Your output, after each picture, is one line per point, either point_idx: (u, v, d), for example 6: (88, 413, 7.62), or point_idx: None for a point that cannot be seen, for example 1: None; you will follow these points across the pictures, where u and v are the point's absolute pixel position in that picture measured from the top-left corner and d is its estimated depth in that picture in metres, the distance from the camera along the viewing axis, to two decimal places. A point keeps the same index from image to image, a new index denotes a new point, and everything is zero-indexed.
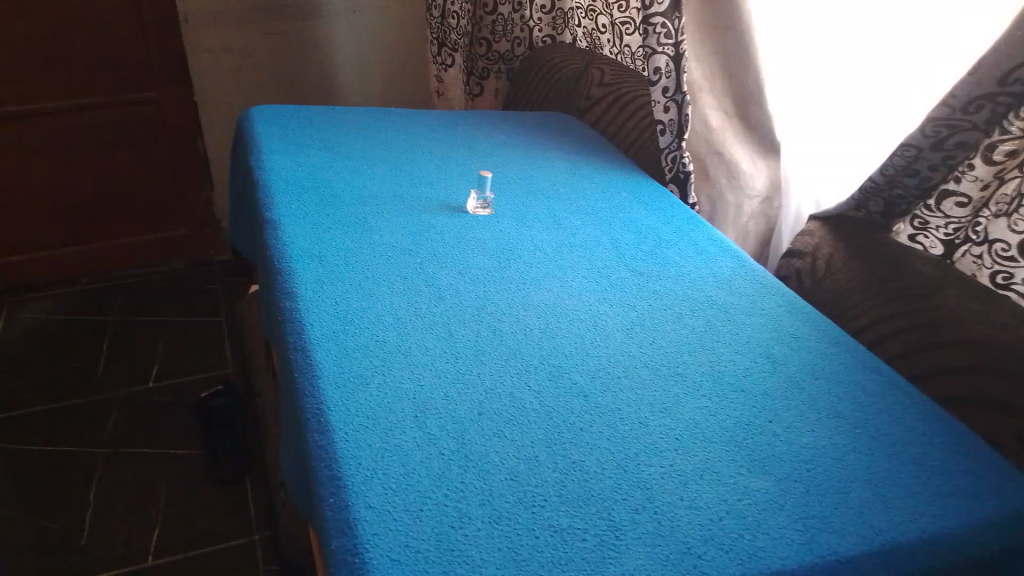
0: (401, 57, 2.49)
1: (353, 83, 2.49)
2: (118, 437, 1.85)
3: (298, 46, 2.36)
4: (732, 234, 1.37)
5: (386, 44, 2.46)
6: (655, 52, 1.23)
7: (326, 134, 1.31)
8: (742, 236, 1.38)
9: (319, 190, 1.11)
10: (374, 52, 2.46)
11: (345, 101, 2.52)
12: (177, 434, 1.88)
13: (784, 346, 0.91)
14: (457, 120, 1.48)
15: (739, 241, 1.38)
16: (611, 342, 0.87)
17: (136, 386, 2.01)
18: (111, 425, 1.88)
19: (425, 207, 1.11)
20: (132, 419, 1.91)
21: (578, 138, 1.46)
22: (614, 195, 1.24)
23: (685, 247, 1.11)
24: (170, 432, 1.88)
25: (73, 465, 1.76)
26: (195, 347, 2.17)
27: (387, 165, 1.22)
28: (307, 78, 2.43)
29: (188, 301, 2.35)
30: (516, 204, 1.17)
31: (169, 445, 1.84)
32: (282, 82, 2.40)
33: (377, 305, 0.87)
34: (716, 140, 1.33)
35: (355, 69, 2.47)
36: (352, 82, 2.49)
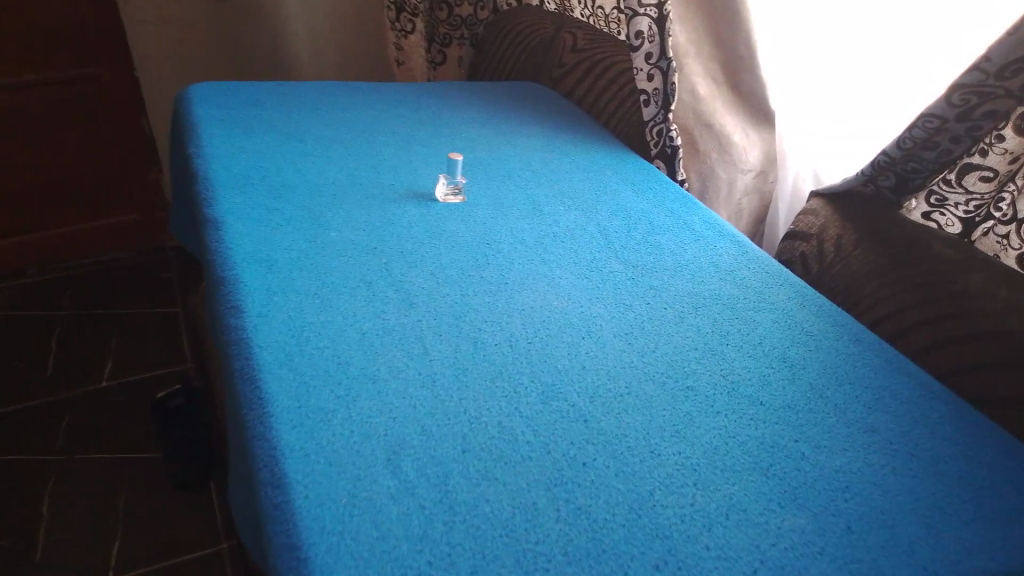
0: (358, 24, 2.34)
1: (307, 53, 2.33)
2: (71, 441, 1.69)
3: (245, 15, 2.19)
4: (724, 214, 1.25)
5: (340, 10, 2.29)
6: (637, 15, 1.10)
7: (275, 114, 1.17)
8: (736, 214, 1.27)
9: (267, 181, 0.97)
10: (327, 19, 2.30)
11: (298, 73, 2.36)
12: (135, 436, 1.73)
13: (801, 348, 0.81)
14: (420, 95, 1.35)
15: (731, 220, 1.27)
16: (610, 351, 0.76)
17: (87, 387, 1.84)
18: (62, 430, 1.72)
19: (388, 197, 0.99)
20: (86, 421, 1.75)
21: (554, 111, 1.34)
22: (599, 175, 1.13)
23: (679, 232, 1.00)
24: (126, 435, 1.73)
25: (21, 474, 1.60)
26: (150, 341, 2.02)
27: (343, 149, 1.09)
28: (257, 48, 2.26)
29: (141, 291, 2.19)
30: (490, 190, 1.05)
31: (127, 449, 1.69)
32: (230, 53, 2.23)
33: (338, 320, 0.75)
34: (704, 113, 1.21)
35: (308, 38, 2.30)
36: (306, 53, 2.33)
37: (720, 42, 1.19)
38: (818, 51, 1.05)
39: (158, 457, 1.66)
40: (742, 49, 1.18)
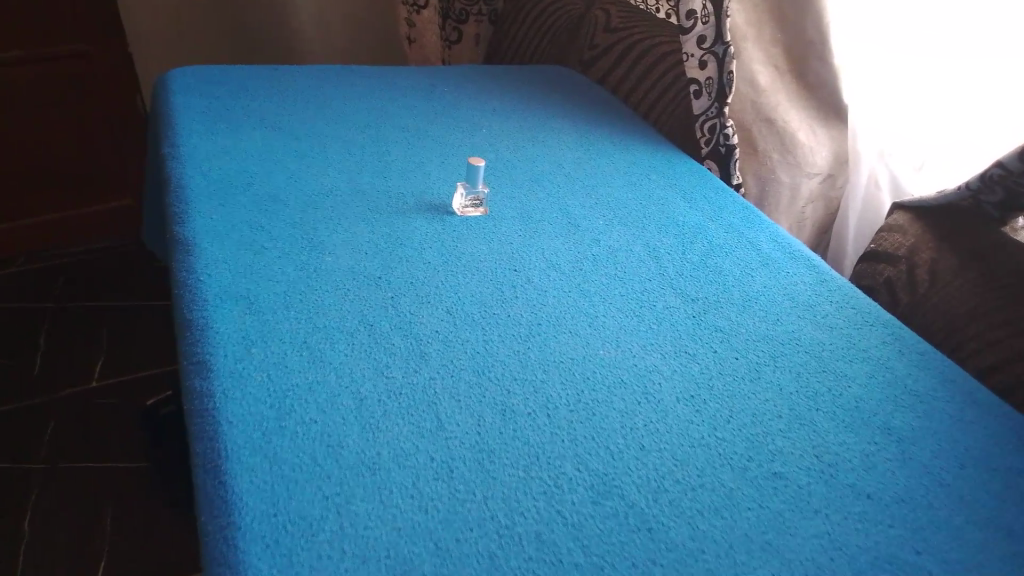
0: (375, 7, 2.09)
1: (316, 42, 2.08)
2: (57, 445, 1.48)
3: None
4: (785, 224, 1.08)
5: None
6: None
7: (267, 105, 1.01)
8: (796, 224, 1.10)
9: (251, 189, 0.81)
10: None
11: (303, 56, 2.08)
12: (128, 440, 1.51)
13: (907, 415, 0.65)
14: (434, 82, 1.18)
15: (792, 232, 1.09)
16: (674, 421, 0.60)
17: (76, 388, 1.63)
18: (48, 433, 1.51)
19: (396, 210, 0.83)
20: (76, 421, 1.54)
21: (588, 102, 1.17)
22: (643, 180, 0.96)
23: (743, 254, 0.83)
24: (120, 438, 1.51)
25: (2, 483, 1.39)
26: (147, 337, 1.81)
27: (342, 149, 0.92)
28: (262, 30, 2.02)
29: (136, 283, 1.99)
30: (517, 202, 0.88)
31: (120, 458, 1.47)
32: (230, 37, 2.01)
33: (329, 381, 0.59)
34: (766, 109, 1.04)
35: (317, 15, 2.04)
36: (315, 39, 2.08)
37: (783, 21, 1.02)
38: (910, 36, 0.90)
39: (137, 458, 1.46)
40: (810, 28, 1.01)
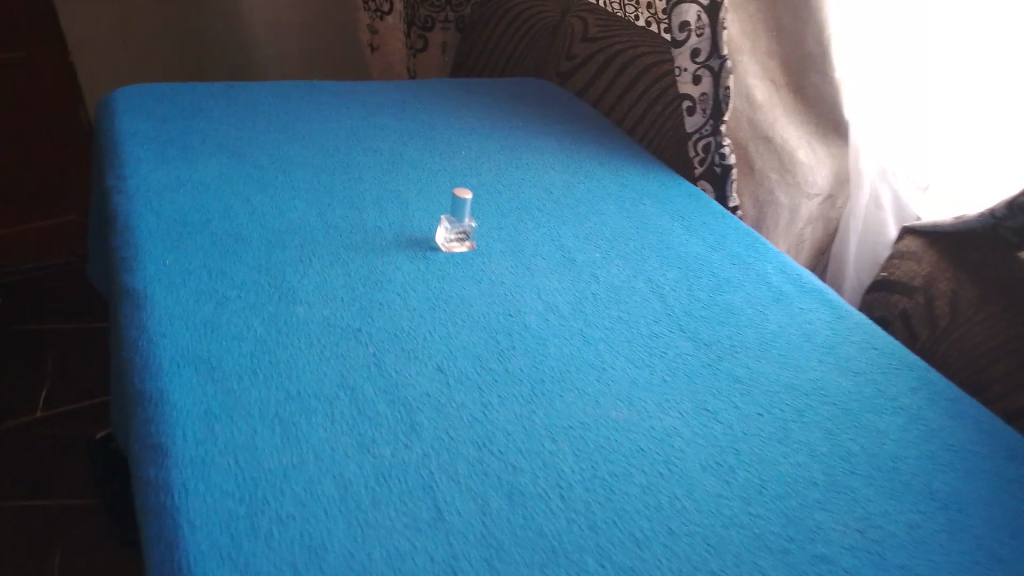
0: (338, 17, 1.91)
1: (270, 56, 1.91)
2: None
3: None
4: (784, 247, 1.02)
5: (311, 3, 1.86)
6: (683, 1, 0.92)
7: (225, 128, 0.92)
8: (794, 247, 1.04)
9: (210, 228, 0.72)
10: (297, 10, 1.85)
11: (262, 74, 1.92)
12: (80, 478, 1.33)
13: (948, 475, 0.59)
14: (406, 98, 1.10)
15: (790, 254, 1.03)
16: (702, 497, 0.53)
17: (20, 417, 1.44)
18: None
19: (373, 247, 0.75)
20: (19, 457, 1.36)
21: (570, 119, 1.11)
22: (636, 206, 0.89)
23: (752, 290, 0.77)
24: (70, 476, 1.34)
25: None
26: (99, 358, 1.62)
27: (309, 178, 0.84)
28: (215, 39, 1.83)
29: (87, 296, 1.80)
30: (504, 233, 0.81)
31: (70, 498, 1.30)
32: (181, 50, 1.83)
33: (308, 464, 0.51)
34: (762, 126, 0.98)
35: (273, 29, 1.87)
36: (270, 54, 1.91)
37: (780, 33, 0.97)
38: (917, 55, 0.86)
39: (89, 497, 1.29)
40: (808, 42, 0.96)
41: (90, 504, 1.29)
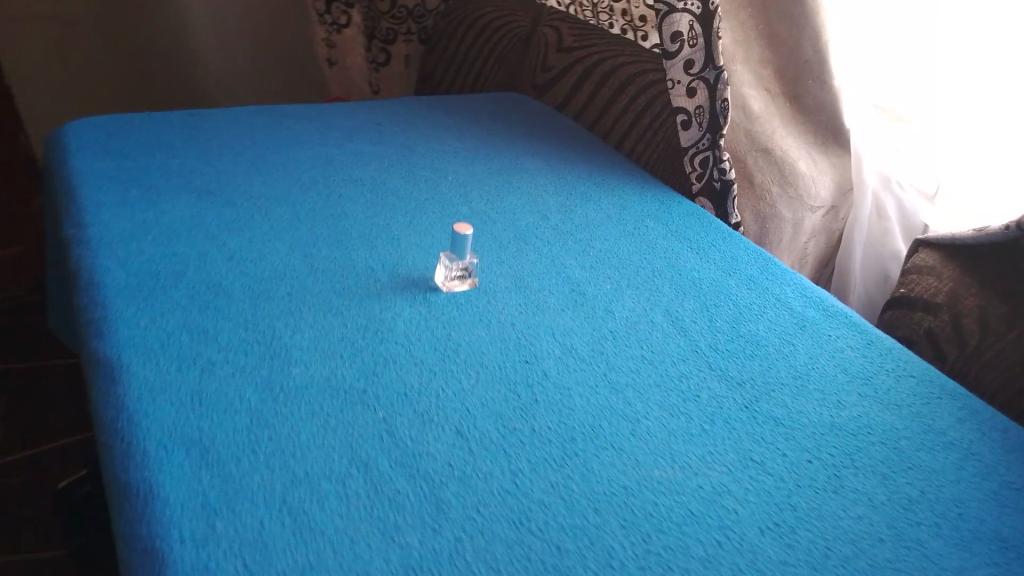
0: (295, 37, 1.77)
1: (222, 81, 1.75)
2: None
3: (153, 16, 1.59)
4: (789, 262, 0.98)
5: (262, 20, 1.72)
6: (675, 12, 0.86)
7: (192, 163, 0.84)
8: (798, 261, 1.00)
9: (186, 282, 0.65)
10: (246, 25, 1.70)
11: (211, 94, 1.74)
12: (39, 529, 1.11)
13: (1016, 516, 0.55)
14: (381, 120, 1.03)
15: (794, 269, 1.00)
16: (770, 567, 0.48)
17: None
18: None
19: (368, 291, 0.68)
20: None
21: (555, 137, 1.05)
22: (639, 229, 0.84)
23: (775, 317, 0.72)
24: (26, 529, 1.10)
25: None
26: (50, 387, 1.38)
27: (289, 216, 0.77)
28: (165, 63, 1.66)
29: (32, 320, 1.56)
30: (507, 267, 0.75)
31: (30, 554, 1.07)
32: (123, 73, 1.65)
33: (328, 559, 0.44)
34: (761, 138, 0.93)
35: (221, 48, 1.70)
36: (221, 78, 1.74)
37: (773, 40, 0.92)
38: (926, 63, 0.82)
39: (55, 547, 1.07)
40: (805, 49, 0.90)
41: (57, 556, 1.07)
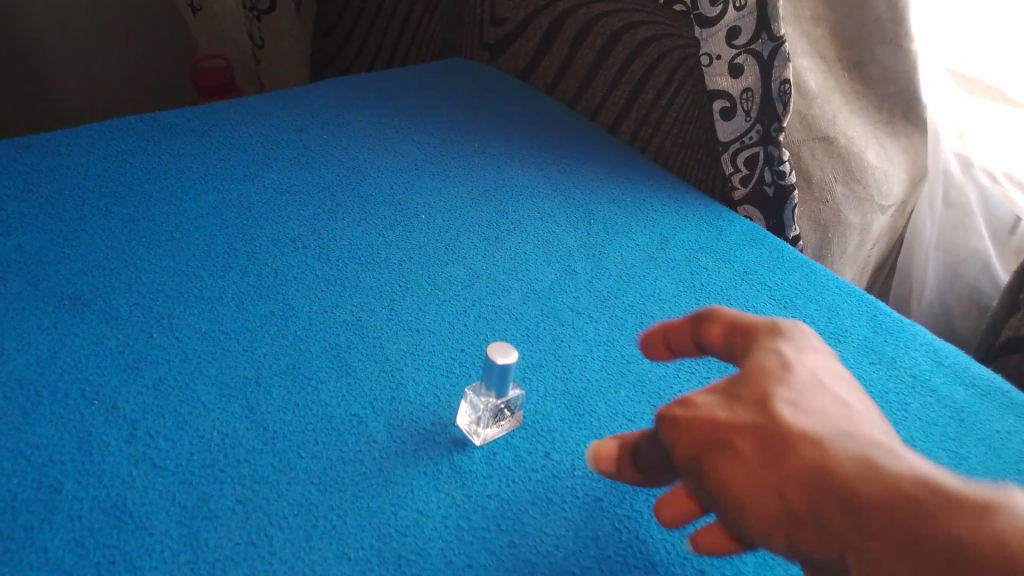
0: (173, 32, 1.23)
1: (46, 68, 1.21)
2: None
3: None
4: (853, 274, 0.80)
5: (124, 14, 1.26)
6: None
7: (43, 242, 0.56)
8: (860, 270, 0.83)
9: (68, 516, 0.39)
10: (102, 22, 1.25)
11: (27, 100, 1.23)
12: None
13: None
14: (300, 122, 0.74)
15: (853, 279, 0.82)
16: None
17: None
18: None
19: (365, 467, 0.44)
20: None
21: (538, 127, 0.80)
22: (698, 275, 0.62)
23: (924, 410, 0.52)
24: None
25: None
26: None
27: (208, 327, 0.51)
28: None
29: None
30: (552, 375, 0.51)
31: None
32: None
33: None
34: (819, 124, 0.71)
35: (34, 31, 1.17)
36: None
37: None
38: None
39: None
40: (877, 4, 0.67)
41: None
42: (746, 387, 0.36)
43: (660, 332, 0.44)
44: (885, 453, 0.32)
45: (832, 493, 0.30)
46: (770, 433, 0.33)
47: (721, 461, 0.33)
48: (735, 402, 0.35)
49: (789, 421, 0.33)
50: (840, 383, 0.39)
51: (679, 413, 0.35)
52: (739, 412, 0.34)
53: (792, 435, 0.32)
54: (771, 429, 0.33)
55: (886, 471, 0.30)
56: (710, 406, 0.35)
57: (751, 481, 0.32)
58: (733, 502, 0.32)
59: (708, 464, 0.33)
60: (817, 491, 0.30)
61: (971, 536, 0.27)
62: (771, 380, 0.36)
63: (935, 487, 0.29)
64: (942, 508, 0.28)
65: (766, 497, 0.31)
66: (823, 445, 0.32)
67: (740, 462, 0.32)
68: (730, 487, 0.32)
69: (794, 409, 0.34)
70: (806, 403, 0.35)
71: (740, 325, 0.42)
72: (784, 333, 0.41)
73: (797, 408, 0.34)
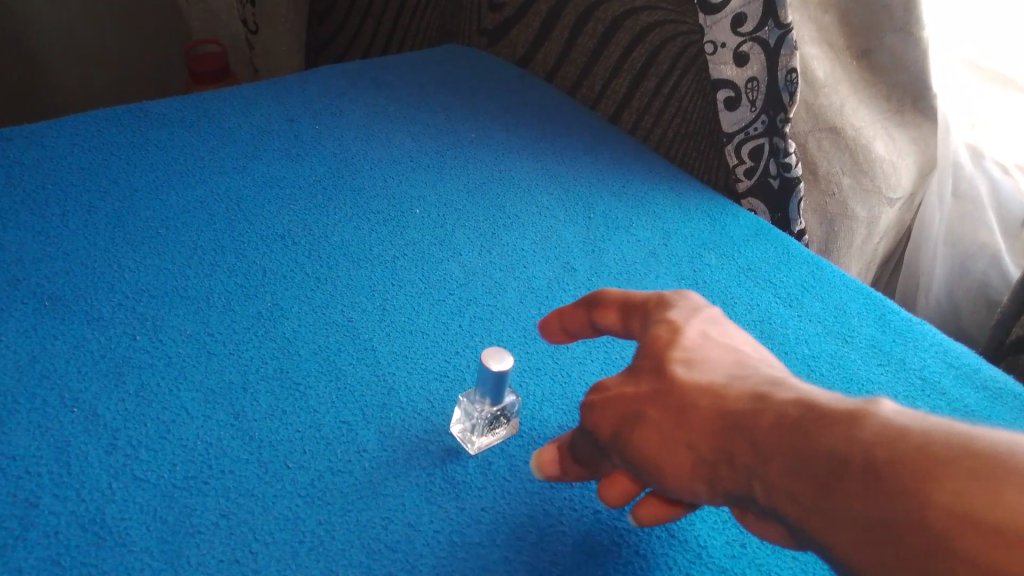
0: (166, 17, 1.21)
1: None
2: None
3: None
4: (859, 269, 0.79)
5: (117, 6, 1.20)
6: None
7: (25, 241, 0.54)
8: (867, 264, 0.81)
9: (45, 533, 0.38)
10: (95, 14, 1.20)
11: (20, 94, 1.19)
12: None
13: None
14: (291, 112, 0.72)
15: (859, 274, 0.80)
16: None
17: None
18: None
19: (356, 478, 0.42)
20: None
21: (537, 116, 0.78)
22: (701, 272, 0.60)
23: (934, 415, 0.51)
24: None
25: None
26: None
27: (193, 329, 0.49)
28: None
29: None
30: (550, 379, 0.50)
31: None
32: None
33: None
34: (826, 114, 0.69)
35: None
36: (51, 73, 1.15)
37: None
38: None
39: None
40: None
41: None
42: (644, 356, 0.38)
43: (557, 320, 0.45)
44: (773, 388, 0.34)
45: (731, 434, 0.33)
46: (669, 395, 0.36)
47: (633, 429, 0.36)
48: (637, 376, 0.38)
49: (684, 380, 0.36)
50: (731, 331, 0.41)
51: (593, 396, 0.38)
52: (642, 382, 0.37)
53: (687, 393, 0.35)
54: (671, 393, 0.36)
55: (773, 402, 0.33)
56: (619, 385, 0.38)
57: (662, 441, 0.35)
58: (653, 465, 0.35)
59: (626, 439, 0.36)
60: (720, 441, 0.33)
61: (845, 443, 0.29)
62: (663, 341, 0.38)
63: (814, 407, 0.31)
64: (818, 425, 0.30)
65: (680, 457, 0.34)
66: (716, 394, 0.35)
67: (650, 427, 0.35)
68: (645, 452, 0.35)
69: (689, 367, 0.37)
70: (699, 359, 0.37)
71: (631, 301, 0.43)
72: (666, 297, 0.42)
73: (690, 365, 0.37)
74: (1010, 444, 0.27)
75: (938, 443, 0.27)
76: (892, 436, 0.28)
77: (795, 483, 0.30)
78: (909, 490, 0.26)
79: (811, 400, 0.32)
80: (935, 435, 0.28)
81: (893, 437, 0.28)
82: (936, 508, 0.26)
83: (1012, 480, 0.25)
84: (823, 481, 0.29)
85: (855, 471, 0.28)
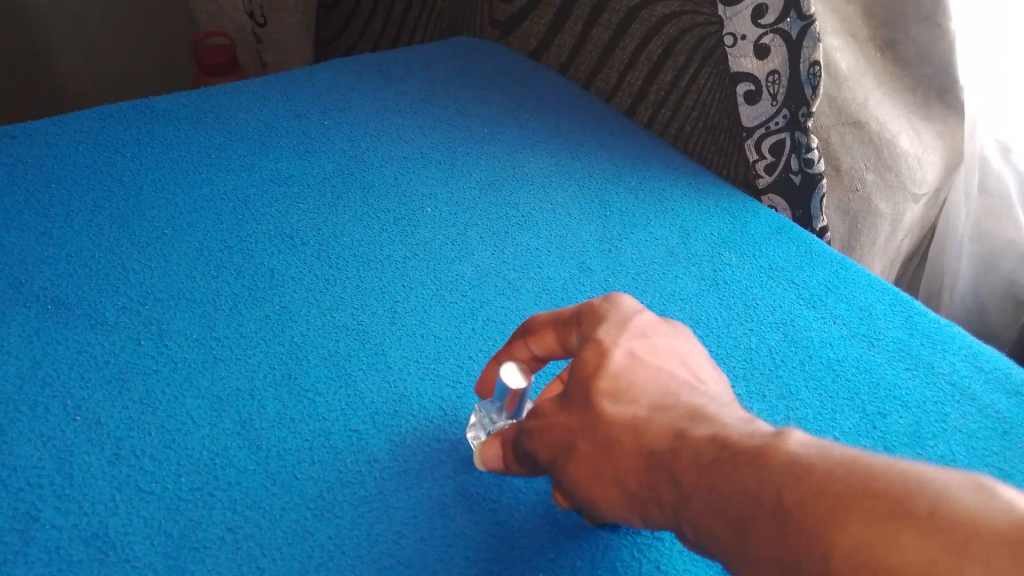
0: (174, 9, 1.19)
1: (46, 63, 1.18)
2: None
3: None
4: (882, 267, 0.77)
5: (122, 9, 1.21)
6: None
7: (29, 244, 0.53)
8: (891, 262, 0.79)
9: (47, 549, 0.36)
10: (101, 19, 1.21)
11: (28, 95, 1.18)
12: None
13: None
14: (300, 108, 0.70)
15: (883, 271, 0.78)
16: None
17: None
18: None
19: (367, 490, 0.41)
20: None
21: (550, 111, 0.76)
22: (720, 271, 0.58)
23: (963, 422, 0.49)
24: None
25: None
26: None
27: (199, 333, 0.48)
28: None
29: None
30: None
31: None
32: None
33: None
34: (849, 108, 0.67)
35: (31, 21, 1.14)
36: (61, 75, 1.15)
37: None
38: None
39: None
40: None
41: None
42: (572, 383, 0.37)
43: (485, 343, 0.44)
44: (699, 423, 0.33)
45: (655, 472, 0.33)
46: (597, 428, 0.35)
47: (567, 463, 0.35)
48: (565, 404, 0.37)
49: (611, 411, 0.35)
50: (663, 343, 0.39)
51: (529, 423, 0.37)
52: (570, 409, 0.36)
53: (612, 428, 0.34)
54: (598, 426, 0.35)
55: (695, 439, 0.32)
56: (551, 412, 0.37)
57: (594, 478, 0.34)
58: (585, 500, 0.35)
59: (556, 472, 0.36)
60: (645, 477, 0.33)
61: (757, 484, 0.28)
62: (590, 365, 0.37)
63: (731, 448, 0.31)
64: (734, 465, 0.30)
65: (608, 492, 0.34)
66: (645, 427, 0.34)
67: (582, 461, 0.35)
68: (580, 485, 0.35)
69: (617, 397, 0.36)
70: (630, 384, 0.36)
71: (562, 318, 0.41)
72: (591, 308, 0.40)
73: (620, 393, 0.36)
74: (918, 477, 0.26)
75: (843, 481, 0.26)
76: (799, 476, 0.28)
77: (716, 523, 0.29)
78: (810, 536, 0.26)
79: (729, 436, 0.32)
80: (840, 474, 0.27)
81: (801, 475, 0.27)
82: (839, 553, 0.25)
83: (912, 522, 0.24)
84: (740, 522, 0.28)
85: (765, 510, 0.28)
